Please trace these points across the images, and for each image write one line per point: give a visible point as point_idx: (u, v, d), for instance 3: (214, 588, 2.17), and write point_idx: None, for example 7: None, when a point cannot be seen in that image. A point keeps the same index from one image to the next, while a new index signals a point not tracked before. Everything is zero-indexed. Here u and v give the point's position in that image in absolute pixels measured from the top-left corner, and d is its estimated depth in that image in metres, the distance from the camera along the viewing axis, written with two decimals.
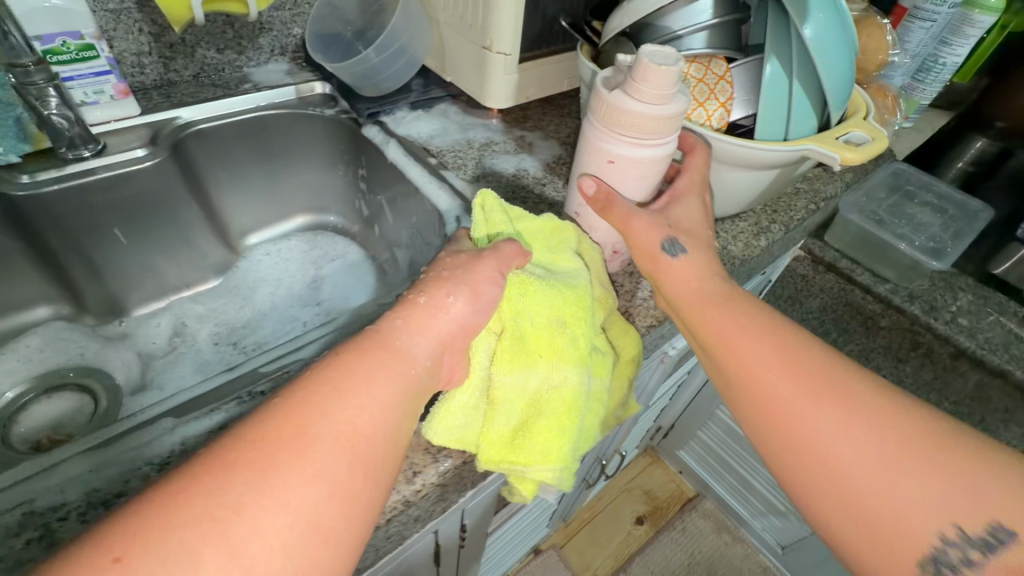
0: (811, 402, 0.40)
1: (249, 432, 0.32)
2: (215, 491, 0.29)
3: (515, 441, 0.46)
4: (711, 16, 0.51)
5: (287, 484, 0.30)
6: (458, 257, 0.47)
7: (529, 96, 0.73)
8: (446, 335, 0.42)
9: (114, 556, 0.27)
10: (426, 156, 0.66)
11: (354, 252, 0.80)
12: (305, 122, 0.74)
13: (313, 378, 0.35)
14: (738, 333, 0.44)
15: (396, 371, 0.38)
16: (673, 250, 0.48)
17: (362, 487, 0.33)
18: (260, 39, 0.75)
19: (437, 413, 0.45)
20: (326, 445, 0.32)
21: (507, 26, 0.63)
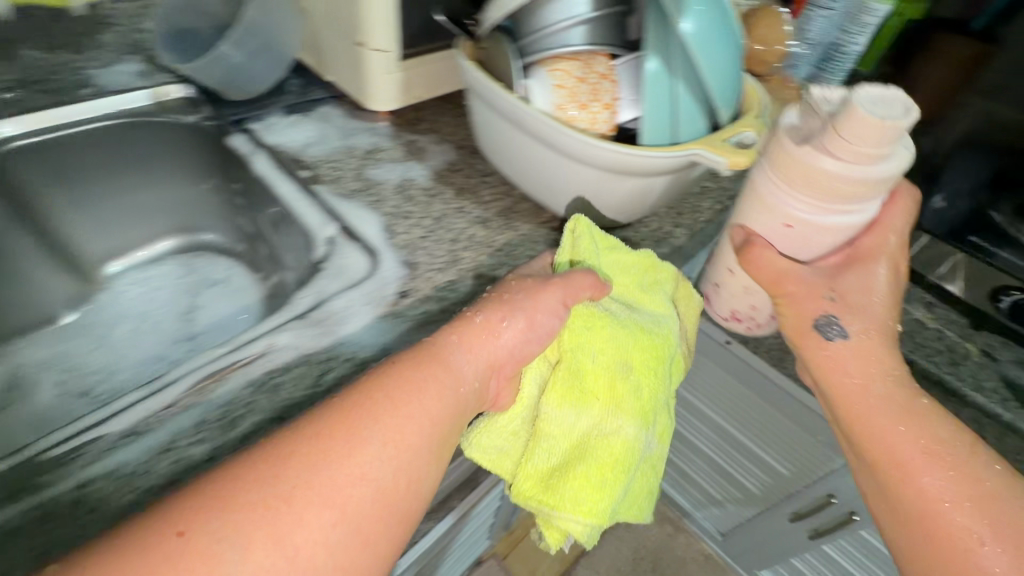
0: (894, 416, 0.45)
1: (300, 433, 0.35)
2: (258, 479, 0.32)
3: (550, 481, 0.48)
4: (589, 9, 0.47)
5: (334, 484, 0.34)
6: (531, 282, 0.48)
7: (419, 96, 0.65)
8: (495, 361, 0.45)
9: (177, 530, 0.30)
10: (298, 168, 0.59)
11: (238, 276, 0.72)
12: (162, 130, 0.65)
13: (366, 387, 0.38)
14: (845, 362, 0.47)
15: (443, 385, 0.41)
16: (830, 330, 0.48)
17: (401, 495, 0.37)
18: (101, 36, 0.65)
19: (484, 434, 0.50)
20: (372, 450, 0.36)
21: (380, 21, 0.56)
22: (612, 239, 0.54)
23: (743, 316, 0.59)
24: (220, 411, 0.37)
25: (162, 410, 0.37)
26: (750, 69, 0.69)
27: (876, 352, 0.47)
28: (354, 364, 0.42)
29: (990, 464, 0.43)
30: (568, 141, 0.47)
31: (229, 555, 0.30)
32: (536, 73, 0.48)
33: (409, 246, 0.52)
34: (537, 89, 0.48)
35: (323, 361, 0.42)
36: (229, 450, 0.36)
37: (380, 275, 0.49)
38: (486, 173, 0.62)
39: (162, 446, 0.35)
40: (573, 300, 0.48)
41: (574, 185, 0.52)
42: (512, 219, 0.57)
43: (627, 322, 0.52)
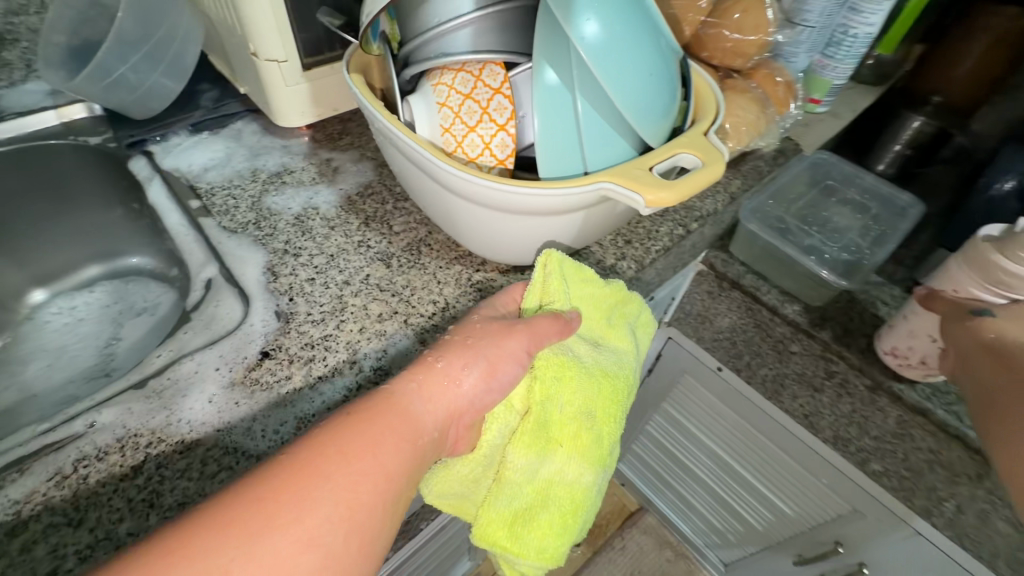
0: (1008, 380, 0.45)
1: (240, 489, 0.26)
2: (179, 552, 0.24)
3: (514, 528, 0.40)
4: (474, 8, 0.39)
5: (277, 557, 0.25)
6: (479, 325, 0.39)
7: (335, 109, 0.59)
8: (461, 411, 0.35)
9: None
10: (189, 198, 0.53)
11: (166, 301, 0.64)
12: (70, 151, 0.62)
13: (321, 431, 0.29)
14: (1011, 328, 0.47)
15: (405, 437, 0.31)
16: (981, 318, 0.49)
17: (357, 561, 0.27)
18: (5, 53, 0.62)
19: (442, 483, 0.39)
20: (326, 513, 0.27)
21: (267, 26, 0.49)
22: (583, 268, 0.45)
23: (901, 353, 0.61)
24: (12, 509, 0.32)
25: None
26: (725, 64, 0.58)
27: None
28: (178, 448, 0.35)
29: None
30: (450, 177, 0.38)
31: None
32: (420, 90, 0.40)
33: (291, 291, 0.45)
34: (419, 109, 0.39)
35: (147, 443, 0.35)
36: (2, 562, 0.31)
37: (246, 329, 0.42)
38: (402, 198, 0.54)
39: None
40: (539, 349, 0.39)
41: (472, 221, 0.43)
42: (419, 254, 0.49)
43: (598, 370, 0.43)
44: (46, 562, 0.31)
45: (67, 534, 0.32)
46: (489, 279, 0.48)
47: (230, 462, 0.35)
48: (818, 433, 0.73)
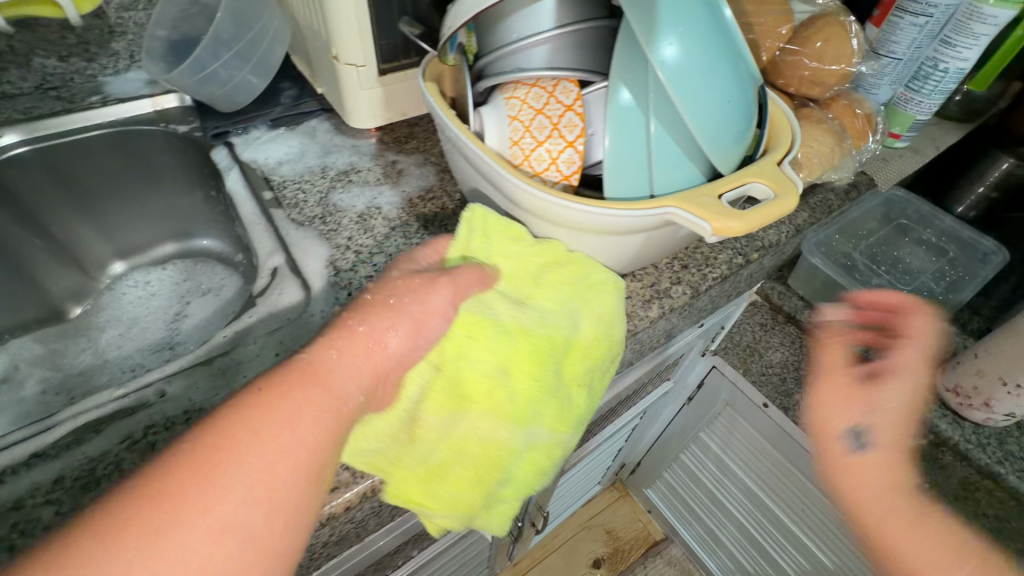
0: (913, 517, 0.39)
1: (141, 484, 0.27)
2: (78, 553, 0.24)
3: (428, 482, 0.37)
4: (553, 25, 0.39)
5: (183, 547, 0.25)
6: (401, 286, 0.37)
7: (404, 112, 0.61)
8: (382, 372, 0.35)
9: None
10: (263, 189, 0.56)
11: (230, 284, 0.69)
12: (160, 138, 0.65)
13: (230, 415, 0.29)
14: (885, 437, 0.41)
15: (322, 410, 0.31)
16: (849, 438, 0.41)
17: (280, 539, 0.28)
18: (113, 44, 0.67)
19: (359, 441, 0.36)
20: (238, 497, 0.27)
21: (351, 31, 0.51)
22: (518, 228, 0.42)
23: (964, 393, 0.59)
24: (85, 467, 0.34)
25: (31, 457, 0.35)
26: (802, 93, 0.56)
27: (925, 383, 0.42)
28: None
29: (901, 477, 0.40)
30: (510, 185, 0.39)
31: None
32: (490, 101, 0.41)
33: (350, 287, 0.47)
34: (489, 120, 0.40)
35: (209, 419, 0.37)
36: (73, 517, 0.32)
37: (306, 319, 0.44)
38: (461, 205, 0.55)
39: (13, 504, 0.33)
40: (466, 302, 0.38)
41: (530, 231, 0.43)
42: None
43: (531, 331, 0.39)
44: None
45: None
46: None
47: None
48: (871, 485, 0.68)
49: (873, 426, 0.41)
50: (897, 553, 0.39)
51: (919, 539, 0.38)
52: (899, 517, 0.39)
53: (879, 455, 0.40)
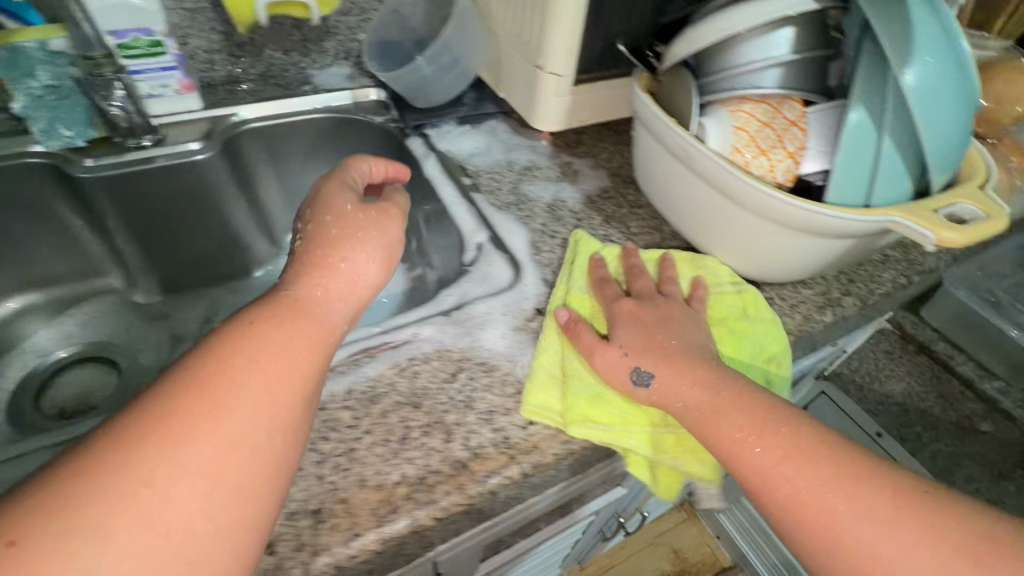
0: (780, 452, 0.35)
1: (152, 407, 0.29)
2: (104, 464, 0.26)
3: (594, 407, 0.41)
4: (789, 50, 0.44)
5: (199, 454, 0.28)
6: (351, 217, 0.46)
7: (583, 120, 0.67)
8: (362, 298, 0.43)
9: (7, 540, 0.24)
10: (461, 175, 0.63)
11: None
12: (354, 127, 0.73)
13: (228, 346, 0.33)
14: (683, 372, 0.40)
15: (310, 334, 0.37)
16: (640, 381, 0.40)
17: (285, 452, 0.32)
18: (325, 43, 0.76)
19: (528, 384, 0.42)
20: (245, 414, 0.31)
21: (563, 44, 0.58)
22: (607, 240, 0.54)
23: None
24: (369, 384, 0.41)
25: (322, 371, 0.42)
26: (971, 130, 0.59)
27: (665, 340, 0.42)
28: (484, 369, 0.43)
29: (830, 446, 0.35)
30: (727, 179, 0.45)
31: (89, 548, 0.24)
32: (714, 112, 0.46)
33: (552, 265, 0.53)
34: (714, 128, 0.45)
35: (459, 359, 0.44)
36: (368, 421, 0.39)
37: (521, 288, 0.50)
38: (636, 206, 0.61)
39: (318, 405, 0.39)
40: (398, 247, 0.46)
41: (733, 230, 0.48)
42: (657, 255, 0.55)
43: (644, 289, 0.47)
44: (398, 428, 0.39)
45: (411, 413, 0.40)
46: None
47: (521, 387, 0.42)
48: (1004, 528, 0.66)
49: (604, 362, 0.41)
50: (772, 490, 0.34)
51: (794, 468, 0.34)
52: (764, 455, 0.35)
53: (666, 391, 0.39)
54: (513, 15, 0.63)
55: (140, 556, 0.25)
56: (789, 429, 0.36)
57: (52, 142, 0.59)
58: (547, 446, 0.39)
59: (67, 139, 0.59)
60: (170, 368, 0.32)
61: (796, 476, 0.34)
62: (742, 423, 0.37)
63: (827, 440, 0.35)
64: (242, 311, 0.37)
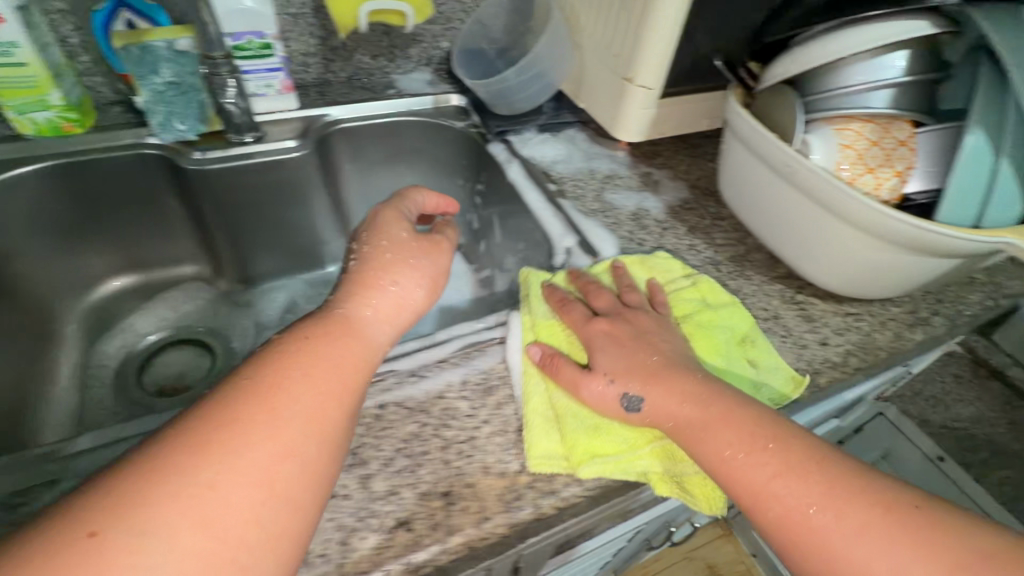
0: (773, 465, 0.35)
1: (212, 416, 0.31)
2: (168, 466, 0.28)
3: (597, 440, 0.39)
4: (902, 72, 0.45)
5: (254, 461, 0.30)
6: (406, 245, 0.47)
7: (662, 131, 0.69)
8: (407, 321, 0.44)
9: (89, 530, 0.26)
10: (546, 181, 0.65)
11: (457, 263, 0.83)
12: (435, 130, 0.76)
13: (281, 360, 0.35)
14: (675, 390, 0.39)
15: (358, 353, 0.38)
16: (628, 404, 0.39)
17: (331, 464, 0.34)
18: (410, 49, 0.79)
19: (525, 433, 0.39)
20: (298, 427, 0.32)
21: (655, 58, 0.60)
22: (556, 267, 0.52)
23: None
24: (481, 376, 0.43)
25: (438, 362, 0.43)
26: None
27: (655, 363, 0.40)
28: None
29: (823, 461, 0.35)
30: (833, 194, 0.46)
31: (154, 546, 0.26)
32: (819, 130, 0.47)
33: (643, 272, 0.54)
34: (819, 145, 0.47)
35: None
36: (485, 411, 0.40)
37: None
38: (718, 218, 0.62)
39: (437, 394, 0.41)
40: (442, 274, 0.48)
41: (832, 243, 0.49)
42: (744, 266, 0.56)
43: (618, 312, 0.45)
44: (514, 420, 0.40)
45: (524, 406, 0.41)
46: (813, 301, 0.53)
47: None
48: None
49: (591, 392, 0.39)
50: (763, 510, 0.34)
51: (785, 485, 0.34)
52: (755, 476, 0.35)
53: (658, 411, 0.38)
54: (603, 29, 0.65)
55: (199, 555, 0.27)
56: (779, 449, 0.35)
57: (166, 135, 0.63)
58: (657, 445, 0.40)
59: (181, 133, 0.63)
60: (228, 381, 0.34)
61: (788, 495, 0.34)
62: (736, 439, 0.36)
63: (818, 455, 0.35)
64: (294, 328, 0.39)
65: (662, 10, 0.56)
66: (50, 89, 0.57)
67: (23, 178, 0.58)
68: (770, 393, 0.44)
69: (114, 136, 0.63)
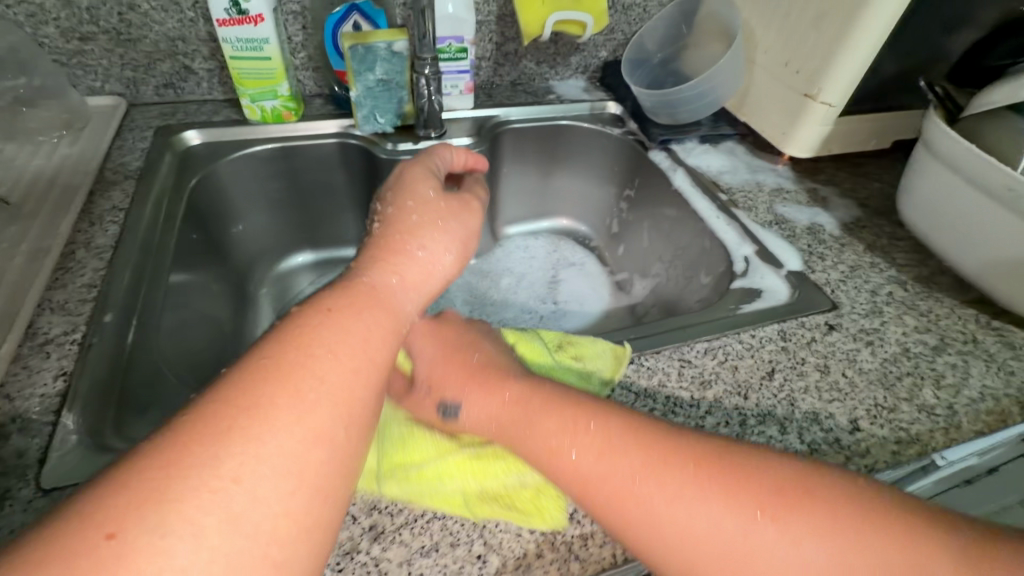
0: (670, 492, 0.31)
1: (229, 402, 0.30)
2: (187, 460, 0.27)
3: (409, 450, 0.36)
4: None
5: (279, 450, 0.29)
6: (433, 206, 0.48)
7: (830, 150, 0.69)
8: (435, 286, 0.44)
9: (108, 531, 0.25)
10: (715, 191, 0.67)
11: (592, 263, 0.85)
12: (590, 134, 0.79)
13: (299, 337, 0.34)
14: (494, 394, 0.37)
15: (386, 327, 0.37)
16: (452, 410, 0.37)
17: (357, 447, 0.33)
18: (571, 58, 0.83)
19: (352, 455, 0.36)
20: (323, 411, 0.31)
21: (846, 76, 0.61)
22: None
23: None
24: (696, 370, 0.45)
25: (653, 352, 0.46)
26: None
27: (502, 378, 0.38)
28: (798, 373, 0.46)
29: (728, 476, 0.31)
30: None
31: (178, 546, 0.25)
32: None
33: (829, 285, 0.55)
34: None
35: (769, 360, 0.47)
36: (707, 403, 0.42)
37: (806, 302, 0.53)
38: (896, 238, 0.62)
39: (658, 384, 0.43)
40: (463, 239, 0.48)
41: None
42: (932, 287, 0.56)
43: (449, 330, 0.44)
44: (735, 414, 0.42)
45: (743, 403, 0.43)
46: (1011, 328, 0.53)
47: (836, 394, 0.44)
48: None
49: (413, 402, 0.39)
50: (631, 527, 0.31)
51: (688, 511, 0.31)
52: (598, 477, 0.33)
53: (479, 417, 0.37)
54: (784, 45, 0.66)
55: (229, 551, 0.26)
56: (601, 443, 0.33)
57: (368, 128, 0.69)
58: (882, 452, 0.41)
59: (380, 126, 0.69)
60: (240, 361, 0.32)
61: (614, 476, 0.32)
62: (612, 465, 0.32)
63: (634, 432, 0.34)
64: (315, 297, 0.37)
65: (864, 29, 0.57)
66: (283, 80, 0.64)
67: (250, 157, 0.66)
68: (601, 371, 0.43)
69: (316, 126, 0.69)
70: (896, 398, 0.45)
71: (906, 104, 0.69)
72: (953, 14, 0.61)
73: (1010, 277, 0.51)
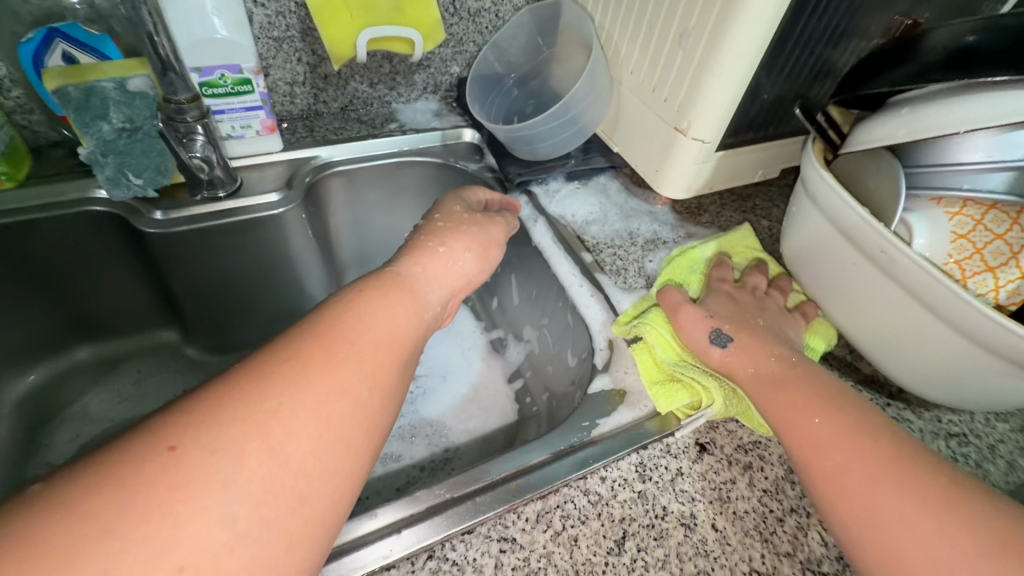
0: (830, 442, 0.33)
1: (274, 349, 0.28)
2: (236, 394, 0.25)
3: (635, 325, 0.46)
4: None
5: (318, 393, 0.27)
6: (459, 216, 0.47)
7: (712, 186, 0.59)
8: (459, 282, 0.42)
9: (168, 445, 0.22)
10: (580, 249, 0.55)
11: (463, 319, 0.72)
12: (441, 173, 0.65)
13: (339, 300, 0.32)
14: (755, 365, 0.40)
15: (410, 302, 0.35)
16: (716, 343, 0.42)
17: (381, 413, 0.30)
18: (415, 75, 0.67)
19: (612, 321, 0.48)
20: (354, 367, 0.29)
21: (716, 109, 0.50)
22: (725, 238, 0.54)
23: None
24: (520, 556, 0.33)
25: (464, 533, 0.33)
26: None
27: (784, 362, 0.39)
28: (654, 535, 0.35)
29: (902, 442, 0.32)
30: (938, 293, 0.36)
31: (222, 466, 0.23)
32: (921, 209, 0.40)
33: None
34: (921, 228, 0.39)
35: (622, 518, 0.35)
36: None
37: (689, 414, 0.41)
38: None
39: None
40: (491, 239, 0.47)
41: (924, 353, 0.40)
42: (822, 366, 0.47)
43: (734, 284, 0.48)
44: None
45: None
46: (906, 418, 0.45)
47: (705, 564, 0.34)
48: None
49: (687, 320, 0.43)
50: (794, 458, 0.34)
51: (852, 460, 0.32)
52: (821, 452, 0.33)
53: (744, 378, 0.39)
54: (648, 64, 0.54)
55: (264, 484, 0.23)
56: (821, 411, 0.35)
57: (116, 191, 0.51)
58: None
59: (136, 189, 0.51)
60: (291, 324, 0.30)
61: (792, 433, 0.35)
62: (805, 418, 0.35)
63: (862, 420, 0.33)
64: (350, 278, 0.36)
65: (729, 54, 0.46)
66: None
67: None
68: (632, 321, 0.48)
69: (50, 190, 0.51)
70: (778, 555, 0.35)
71: (792, 130, 0.59)
72: (834, 27, 0.51)
73: (886, 350, 0.43)
